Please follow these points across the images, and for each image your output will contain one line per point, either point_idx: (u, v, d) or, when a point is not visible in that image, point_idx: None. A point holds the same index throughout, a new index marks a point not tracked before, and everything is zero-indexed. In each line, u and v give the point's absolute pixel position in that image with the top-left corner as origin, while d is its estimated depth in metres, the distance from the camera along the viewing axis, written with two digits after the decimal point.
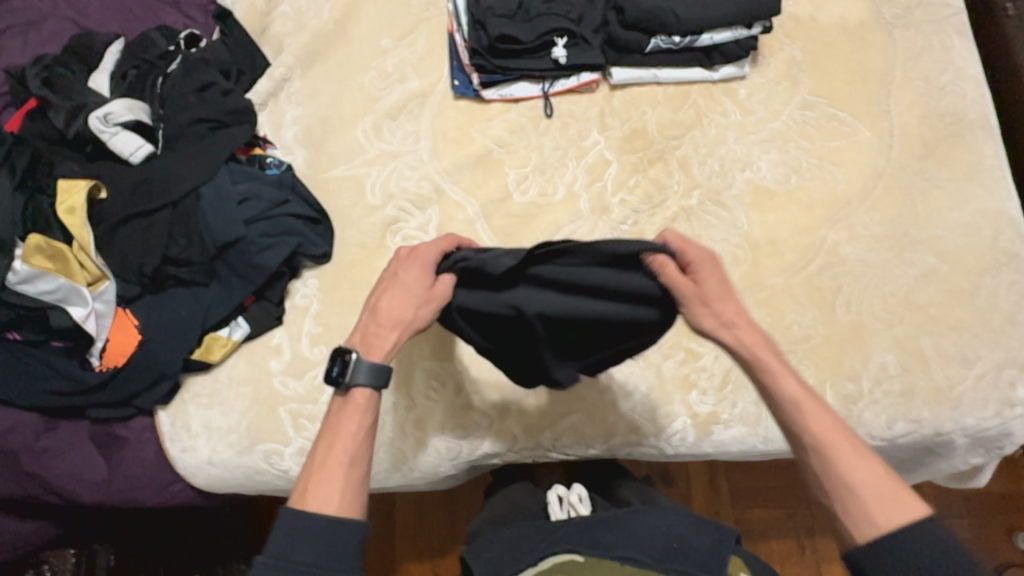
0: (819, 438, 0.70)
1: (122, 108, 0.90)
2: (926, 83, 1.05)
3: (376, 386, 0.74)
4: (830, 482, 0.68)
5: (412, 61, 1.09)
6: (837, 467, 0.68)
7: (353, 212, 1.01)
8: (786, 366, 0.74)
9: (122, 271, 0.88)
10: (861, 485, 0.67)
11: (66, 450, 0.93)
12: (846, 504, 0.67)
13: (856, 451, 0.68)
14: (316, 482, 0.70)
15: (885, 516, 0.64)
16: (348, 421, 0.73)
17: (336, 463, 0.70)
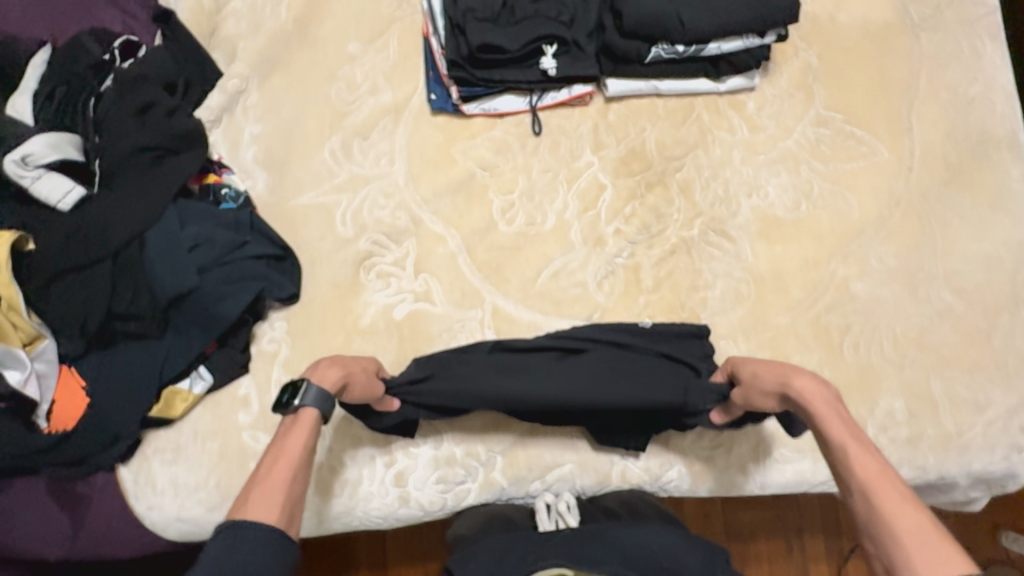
0: (863, 482, 0.62)
1: (43, 146, 0.78)
2: (952, 96, 0.96)
3: (323, 410, 0.72)
4: (875, 528, 0.59)
5: (384, 70, 0.97)
6: (883, 510, 0.59)
7: (322, 245, 0.92)
8: (845, 417, 0.68)
9: (62, 328, 0.79)
10: (905, 533, 0.57)
11: (24, 510, 0.86)
12: (891, 549, 0.57)
13: (903, 498, 0.59)
14: (253, 497, 0.61)
15: (933, 569, 0.54)
16: (294, 434, 0.69)
17: (280, 474, 0.64)
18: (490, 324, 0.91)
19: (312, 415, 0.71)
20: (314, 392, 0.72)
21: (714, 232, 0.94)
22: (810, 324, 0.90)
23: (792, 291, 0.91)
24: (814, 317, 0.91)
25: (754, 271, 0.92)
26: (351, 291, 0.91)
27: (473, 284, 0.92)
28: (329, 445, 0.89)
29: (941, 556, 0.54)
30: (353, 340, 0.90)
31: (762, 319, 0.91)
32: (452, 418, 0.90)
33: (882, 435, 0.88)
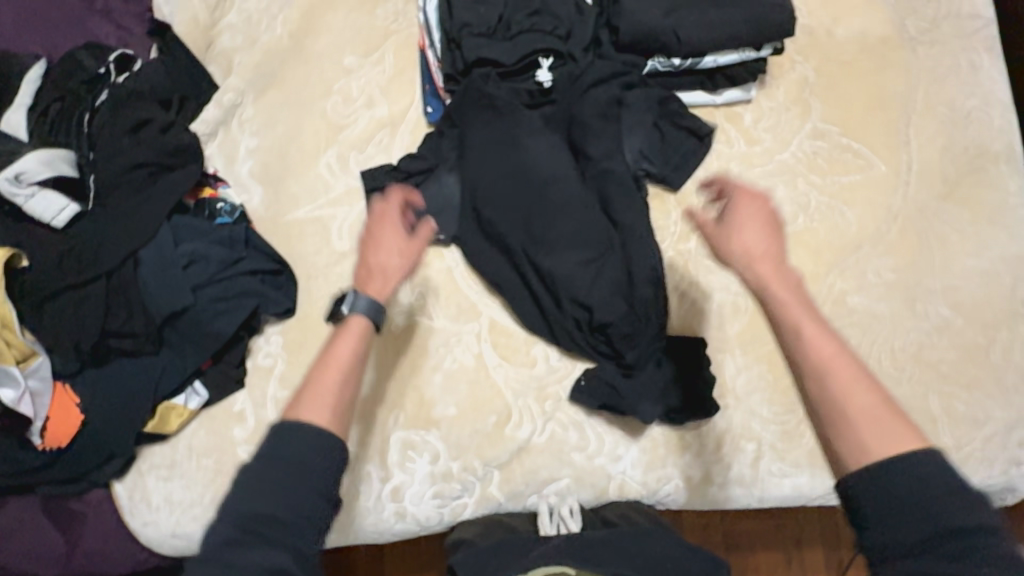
0: (816, 359, 0.59)
1: (36, 163, 0.78)
2: (950, 110, 0.95)
3: (374, 320, 0.69)
4: (828, 411, 0.58)
5: (380, 83, 0.96)
6: (840, 391, 0.57)
7: (318, 260, 0.92)
8: (818, 316, 0.61)
9: (57, 347, 0.78)
10: (857, 411, 0.56)
11: (20, 527, 0.86)
12: (840, 430, 0.57)
13: (855, 372, 0.58)
14: (311, 398, 0.62)
15: (883, 446, 0.55)
16: (344, 334, 0.67)
17: (329, 378, 0.64)
18: (487, 338, 0.91)
19: (366, 322, 0.68)
20: (364, 303, 0.69)
21: None
22: None
23: None
24: None
25: None
26: None
27: (469, 298, 0.92)
28: None
29: (892, 437, 0.55)
30: None
31: (759, 333, 0.91)
32: (448, 434, 0.89)
33: None
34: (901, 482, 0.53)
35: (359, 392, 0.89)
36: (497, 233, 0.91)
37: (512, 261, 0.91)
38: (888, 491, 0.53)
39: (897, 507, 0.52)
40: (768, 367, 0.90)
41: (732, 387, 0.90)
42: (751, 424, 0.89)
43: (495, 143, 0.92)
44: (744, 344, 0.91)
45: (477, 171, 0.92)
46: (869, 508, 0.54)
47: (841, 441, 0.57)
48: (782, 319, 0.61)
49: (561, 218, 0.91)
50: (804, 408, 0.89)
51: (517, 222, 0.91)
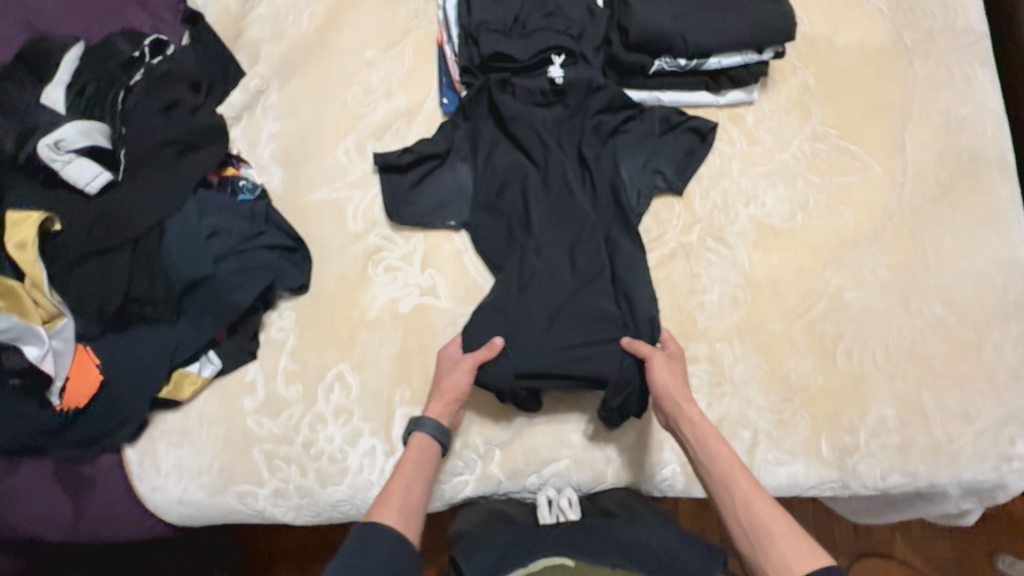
0: (728, 478, 0.74)
1: (75, 132, 0.82)
2: (944, 118, 0.99)
3: (436, 442, 0.81)
4: (750, 525, 0.70)
5: (399, 75, 1.01)
6: (756, 507, 0.71)
7: (334, 240, 0.96)
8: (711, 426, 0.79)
9: (82, 309, 0.82)
10: (778, 531, 0.69)
11: (31, 490, 0.88)
12: (765, 545, 0.68)
13: (763, 496, 0.72)
14: (393, 501, 0.73)
15: (801, 564, 0.66)
16: (412, 460, 0.79)
17: (395, 488, 0.75)
18: None
19: (430, 444, 0.81)
20: (428, 423, 0.81)
21: (712, 239, 0.97)
22: (803, 331, 0.93)
23: (787, 299, 0.94)
24: (808, 324, 0.93)
25: (750, 278, 0.95)
26: (360, 284, 0.94)
27: (477, 281, 0.95)
28: (332, 434, 0.90)
29: (807, 552, 0.67)
30: (359, 332, 0.93)
31: (757, 324, 0.93)
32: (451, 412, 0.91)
33: (873, 441, 0.90)
34: None
35: (367, 367, 0.92)
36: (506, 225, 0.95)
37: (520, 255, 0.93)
38: None
39: None
40: (765, 357, 0.92)
41: (729, 375, 0.92)
42: (748, 411, 0.91)
43: (507, 145, 0.98)
44: (742, 334, 0.93)
45: (489, 168, 0.97)
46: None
47: (770, 558, 0.68)
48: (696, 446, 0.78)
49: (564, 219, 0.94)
50: (800, 398, 0.91)
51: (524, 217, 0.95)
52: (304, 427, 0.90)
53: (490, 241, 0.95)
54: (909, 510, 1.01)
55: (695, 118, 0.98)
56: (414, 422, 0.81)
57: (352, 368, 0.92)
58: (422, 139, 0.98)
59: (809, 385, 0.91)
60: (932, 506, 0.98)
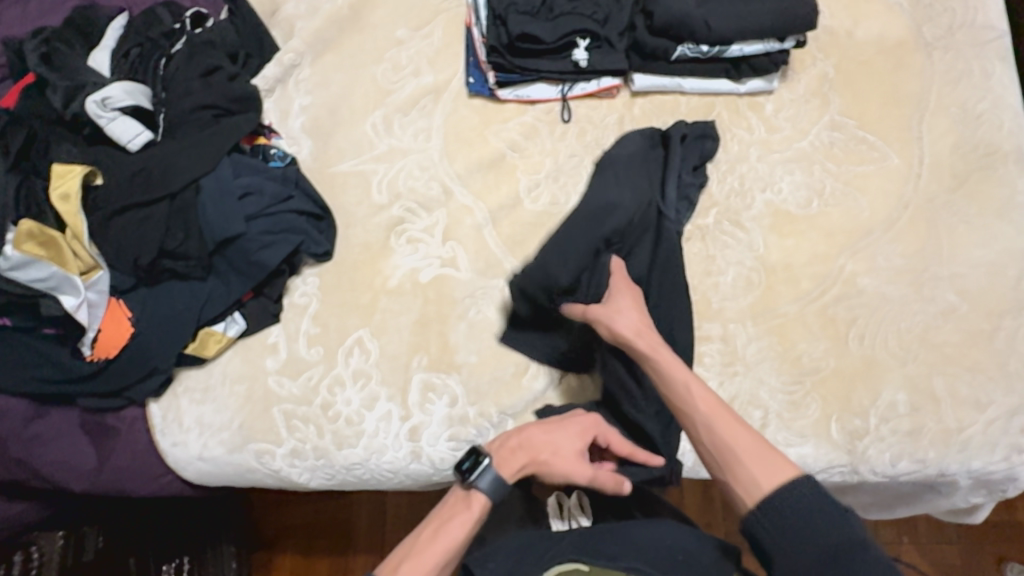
0: (696, 407, 0.77)
1: (121, 91, 0.86)
2: (962, 110, 1.01)
3: (490, 497, 0.81)
4: (721, 452, 0.75)
5: (428, 55, 1.04)
6: (725, 433, 0.75)
7: (358, 210, 0.98)
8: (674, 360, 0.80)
9: (118, 263, 0.85)
10: (745, 452, 0.73)
11: (57, 437, 0.91)
12: (732, 467, 0.74)
13: (733, 422, 0.76)
14: (404, 565, 0.76)
15: (768, 479, 0.71)
16: (461, 517, 0.79)
17: (432, 549, 0.77)
18: (510, 293, 0.96)
19: (481, 504, 0.80)
20: (490, 476, 0.81)
21: (729, 223, 0.98)
22: (816, 314, 0.94)
23: (800, 282, 0.95)
24: (821, 308, 0.94)
25: (765, 261, 0.96)
26: (382, 253, 0.97)
27: (496, 255, 0.97)
28: (350, 397, 0.92)
29: (772, 470, 0.72)
30: (379, 299, 0.95)
31: (771, 306, 0.95)
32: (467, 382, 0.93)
33: (883, 426, 0.91)
34: (797, 509, 0.68)
35: (387, 333, 0.94)
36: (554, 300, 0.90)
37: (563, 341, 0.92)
38: (781, 517, 0.69)
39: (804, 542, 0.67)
40: (778, 339, 0.94)
41: (742, 355, 0.93)
42: (759, 391, 0.92)
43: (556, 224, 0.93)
44: (755, 315, 0.95)
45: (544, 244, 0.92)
46: (765, 537, 0.69)
47: (739, 479, 0.73)
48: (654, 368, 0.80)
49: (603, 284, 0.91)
50: (811, 379, 0.92)
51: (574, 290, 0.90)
52: (323, 389, 0.93)
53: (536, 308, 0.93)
54: (918, 503, 1.01)
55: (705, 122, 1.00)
56: (477, 473, 0.80)
57: (371, 334, 0.94)
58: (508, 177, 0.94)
59: (821, 367, 0.92)
60: (937, 495, 0.97)
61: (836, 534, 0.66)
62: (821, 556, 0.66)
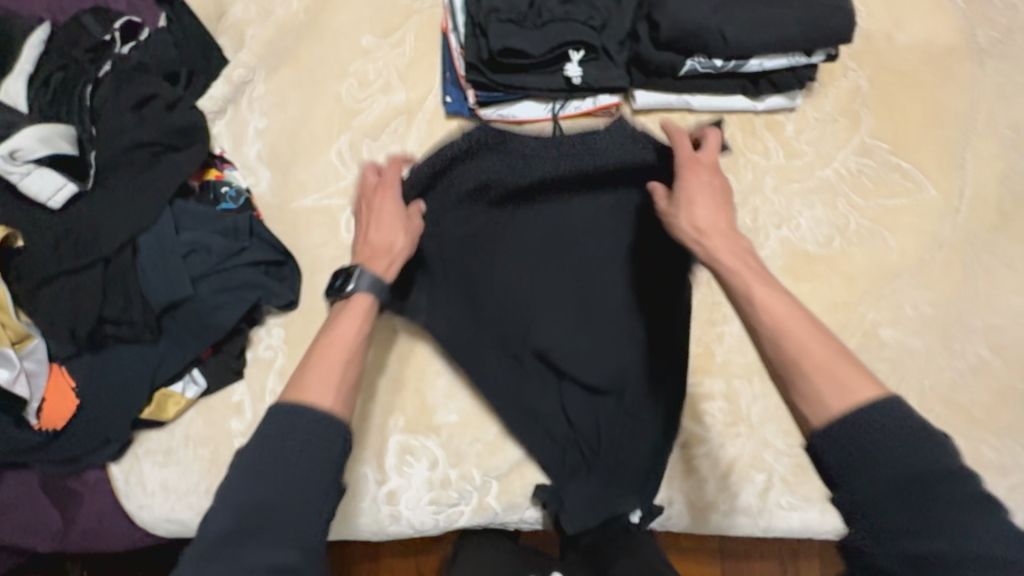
0: (772, 315, 0.61)
1: (33, 138, 0.74)
2: (1015, 132, 0.88)
3: (376, 293, 0.72)
4: (788, 361, 0.59)
5: (399, 67, 0.91)
6: (795, 342, 0.59)
7: (324, 252, 0.89)
8: (759, 267, 0.66)
9: (51, 331, 0.76)
10: (814, 366, 0.57)
11: (21, 503, 0.87)
12: (801, 383, 0.58)
13: (814, 330, 0.60)
14: (313, 372, 0.63)
15: (844, 394, 0.55)
16: (349, 313, 0.69)
17: (332, 356, 0.65)
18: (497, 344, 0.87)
19: (366, 298, 0.71)
20: (368, 279, 0.71)
21: None
22: None
23: None
24: None
25: None
26: None
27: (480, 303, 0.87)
28: None
29: (850, 388, 0.55)
30: None
31: None
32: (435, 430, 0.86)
33: None
34: (875, 424, 0.52)
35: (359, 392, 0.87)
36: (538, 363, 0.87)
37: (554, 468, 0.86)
38: (852, 428, 0.53)
39: (885, 458, 0.51)
40: None
41: (746, 416, 0.85)
42: (764, 455, 0.85)
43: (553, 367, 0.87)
44: (763, 371, 0.86)
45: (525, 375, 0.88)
46: (829, 448, 0.54)
47: (801, 394, 0.57)
48: (722, 264, 0.67)
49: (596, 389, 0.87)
50: None
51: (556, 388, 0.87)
52: None
53: (545, 439, 0.87)
54: None
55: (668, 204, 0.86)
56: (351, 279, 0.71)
57: None
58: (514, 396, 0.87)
59: None
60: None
61: (922, 453, 0.50)
62: (901, 479, 0.50)
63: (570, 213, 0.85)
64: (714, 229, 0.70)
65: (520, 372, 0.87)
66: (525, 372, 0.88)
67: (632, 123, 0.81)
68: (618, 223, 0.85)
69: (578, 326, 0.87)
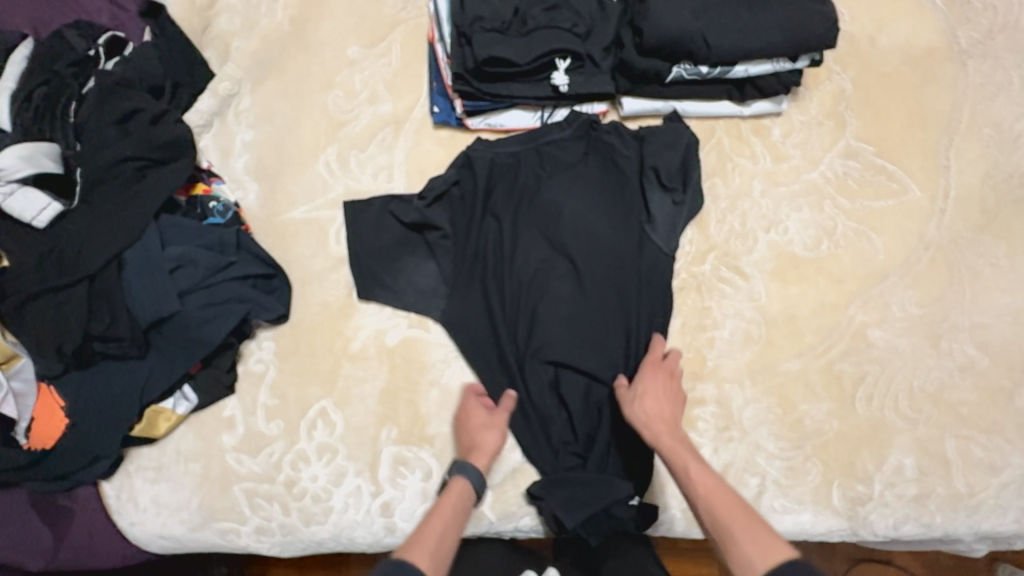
0: (703, 488, 0.70)
1: (16, 157, 0.74)
2: (997, 133, 0.88)
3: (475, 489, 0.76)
4: (718, 523, 0.67)
5: (385, 77, 0.91)
6: (727, 518, 0.66)
7: (314, 264, 0.88)
8: (684, 446, 0.75)
9: (39, 350, 0.75)
10: (739, 529, 0.65)
11: (9, 523, 0.85)
12: (732, 542, 0.65)
13: (745, 511, 0.67)
14: (426, 542, 0.67)
15: (762, 557, 0.62)
16: (450, 502, 0.74)
17: (434, 534, 0.68)
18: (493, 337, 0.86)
19: (468, 494, 0.76)
20: (471, 470, 0.77)
21: (727, 269, 0.88)
22: (821, 372, 0.86)
23: (805, 337, 0.87)
24: (827, 364, 0.86)
25: (767, 312, 0.87)
26: (343, 313, 0.88)
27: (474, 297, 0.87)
28: (317, 473, 0.86)
29: (769, 547, 0.63)
30: (343, 365, 0.87)
31: (771, 364, 0.86)
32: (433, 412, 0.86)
33: (888, 491, 0.85)
34: None
35: (351, 403, 0.87)
36: (532, 343, 0.85)
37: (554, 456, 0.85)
38: None
39: None
40: (778, 400, 0.86)
41: (738, 419, 0.86)
42: (756, 457, 0.85)
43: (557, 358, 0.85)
44: (754, 374, 0.86)
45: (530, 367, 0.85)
46: None
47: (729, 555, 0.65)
48: (670, 459, 0.74)
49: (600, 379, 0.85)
50: (812, 444, 0.85)
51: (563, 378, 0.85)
52: (286, 465, 0.86)
53: (548, 428, 0.85)
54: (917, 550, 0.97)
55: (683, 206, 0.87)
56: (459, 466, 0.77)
57: (335, 405, 0.86)
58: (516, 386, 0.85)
59: (823, 430, 0.85)
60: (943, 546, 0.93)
61: None
62: None
63: (570, 205, 0.87)
64: (658, 418, 0.78)
65: (516, 355, 0.85)
66: (520, 355, 0.85)
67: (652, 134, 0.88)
68: (625, 221, 0.87)
69: (575, 305, 0.85)
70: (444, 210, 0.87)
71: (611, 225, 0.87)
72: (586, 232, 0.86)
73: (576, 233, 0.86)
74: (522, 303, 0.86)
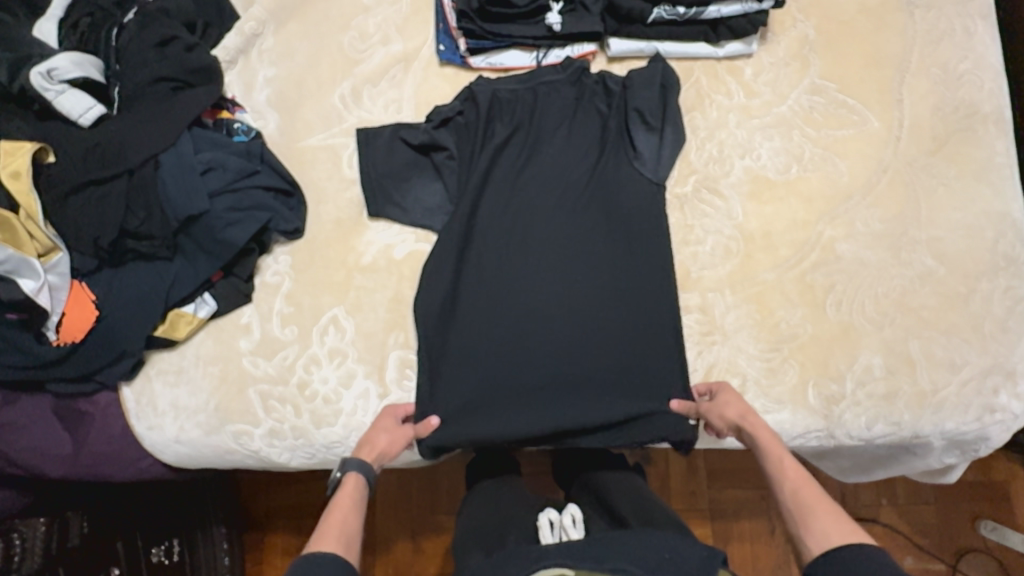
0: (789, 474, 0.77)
1: (68, 62, 0.82)
2: (943, 71, 0.99)
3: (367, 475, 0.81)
4: (795, 506, 0.74)
5: (396, 22, 1.01)
6: (809, 500, 0.74)
7: (328, 185, 0.96)
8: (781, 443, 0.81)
9: (76, 243, 0.83)
10: (821, 510, 0.72)
11: (30, 424, 0.88)
12: (806, 521, 0.72)
13: (826, 500, 0.74)
14: (333, 531, 0.72)
15: (839, 535, 0.70)
16: (349, 494, 0.78)
17: (334, 518, 0.74)
18: (485, 248, 0.94)
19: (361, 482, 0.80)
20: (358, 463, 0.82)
21: (707, 191, 0.97)
22: (794, 281, 0.94)
23: (779, 250, 0.95)
24: (799, 275, 0.94)
25: (744, 230, 0.95)
26: (355, 229, 0.95)
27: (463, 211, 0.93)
28: (328, 377, 0.91)
29: (848, 529, 0.70)
30: (354, 277, 0.93)
31: (749, 274, 0.94)
32: (440, 330, 0.91)
33: (859, 391, 0.91)
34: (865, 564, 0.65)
35: (362, 311, 0.93)
36: (516, 252, 0.93)
37: (537, 356, 0.90)
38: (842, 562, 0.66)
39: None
40: (756, 307, 0.93)
41: (720, 324, 0.93)
42: (737, 359, 0.92)
43: (542, 267, 0.93)
44: (734, 284, 0.94)
45: (516, 275, 0.93)
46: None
47: (805, 529, 0.72)
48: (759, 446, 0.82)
49: (585, 287, 0.92)
50: (790, 346, 0.92)
51: (546, 283, 0.92)
52: (299, 368, 0.91)
53: (532, 331, 0.91)
54: (894, 467, 1.02)
55: (673, 133, 0.96)
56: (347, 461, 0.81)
57: (346, 312, 0.92)
58: (505, 291, 0.92)
59: (798, 334, 0.92)
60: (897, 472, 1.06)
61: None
62: None
63: (555, 140, 0.97)
64: (747, 416, 0.84)
65: (515, 282, 0.92)
66: (517, 273, 0.93)
67: (648, 71, 0.97)
68: (606, 147, 0.96)
69: (569, 233, 0.94)
70: (443, 140, 0.95)
71: (596, 151, 0.96)
72: (566, 160, 0.96)
73: (561, 159, 0.96)
74: (523, 232, 0.94)
